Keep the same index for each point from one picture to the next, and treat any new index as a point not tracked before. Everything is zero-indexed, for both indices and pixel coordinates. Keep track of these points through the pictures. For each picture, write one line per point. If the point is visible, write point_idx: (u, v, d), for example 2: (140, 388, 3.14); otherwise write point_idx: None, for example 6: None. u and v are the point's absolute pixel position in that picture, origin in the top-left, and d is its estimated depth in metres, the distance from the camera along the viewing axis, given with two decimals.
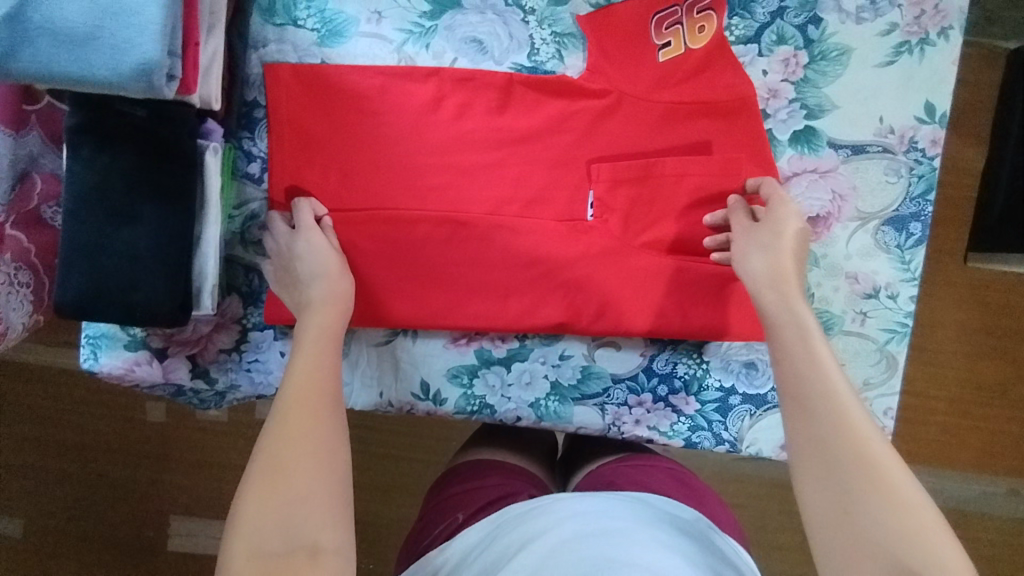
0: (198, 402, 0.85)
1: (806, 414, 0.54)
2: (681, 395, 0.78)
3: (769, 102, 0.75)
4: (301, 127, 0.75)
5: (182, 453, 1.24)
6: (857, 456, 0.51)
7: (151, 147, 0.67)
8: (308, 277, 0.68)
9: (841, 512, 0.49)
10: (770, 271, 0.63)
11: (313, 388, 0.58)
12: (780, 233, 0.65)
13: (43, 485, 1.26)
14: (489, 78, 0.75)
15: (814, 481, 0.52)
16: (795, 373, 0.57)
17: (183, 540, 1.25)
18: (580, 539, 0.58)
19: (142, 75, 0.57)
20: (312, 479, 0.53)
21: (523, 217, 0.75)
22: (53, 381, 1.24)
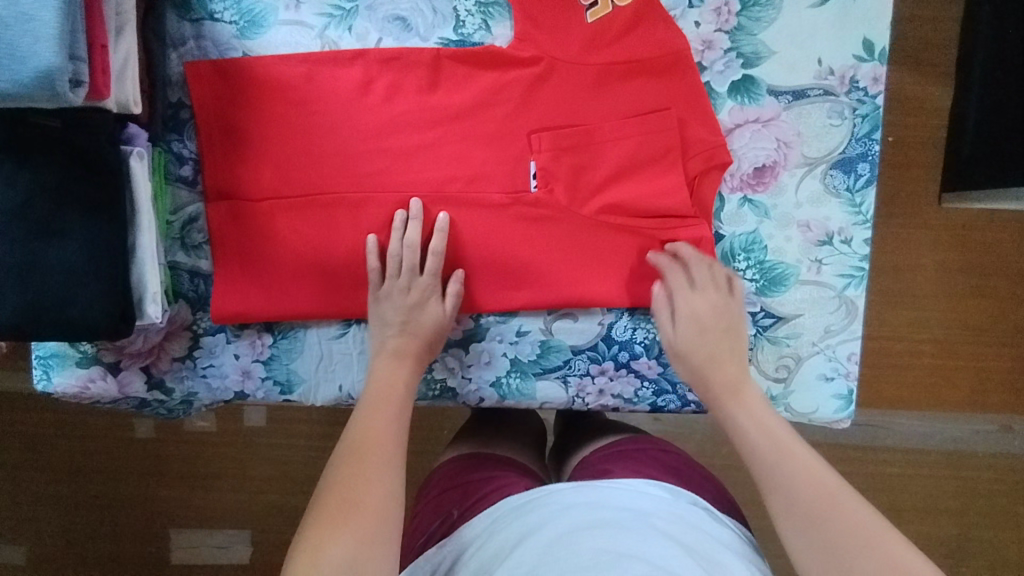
0: (166, 413, 0.84)
1: (766, 473, 0.60)
2: (642, 360, 0.77)
3: (704, 54, 0.73)
4: (230, 125, 0.73)
5: (172, 465, 1.23)
6: (819, 502, 0.55)
7: (71, 158, 0.65)
8: (412, 304, 0.72)
9: (826, 556, 0.53)
10: (707, 377, 0.69)
11: (375, 434, 0.63)
12: (713, 333, 0.70)
13: (39, 510, 1.25)
14: (416, 55, 0.73)
15: (795, 526, 0.55)
16: (749, 436, 0.63)
17: (186, 553, 1.25)
18: (572, 535, 0.58)
19: (44, 83, 0.55)
20: (374, 512, 0.56)
21: (467, 194, 0.74)
22: (38, 404, 1.23)
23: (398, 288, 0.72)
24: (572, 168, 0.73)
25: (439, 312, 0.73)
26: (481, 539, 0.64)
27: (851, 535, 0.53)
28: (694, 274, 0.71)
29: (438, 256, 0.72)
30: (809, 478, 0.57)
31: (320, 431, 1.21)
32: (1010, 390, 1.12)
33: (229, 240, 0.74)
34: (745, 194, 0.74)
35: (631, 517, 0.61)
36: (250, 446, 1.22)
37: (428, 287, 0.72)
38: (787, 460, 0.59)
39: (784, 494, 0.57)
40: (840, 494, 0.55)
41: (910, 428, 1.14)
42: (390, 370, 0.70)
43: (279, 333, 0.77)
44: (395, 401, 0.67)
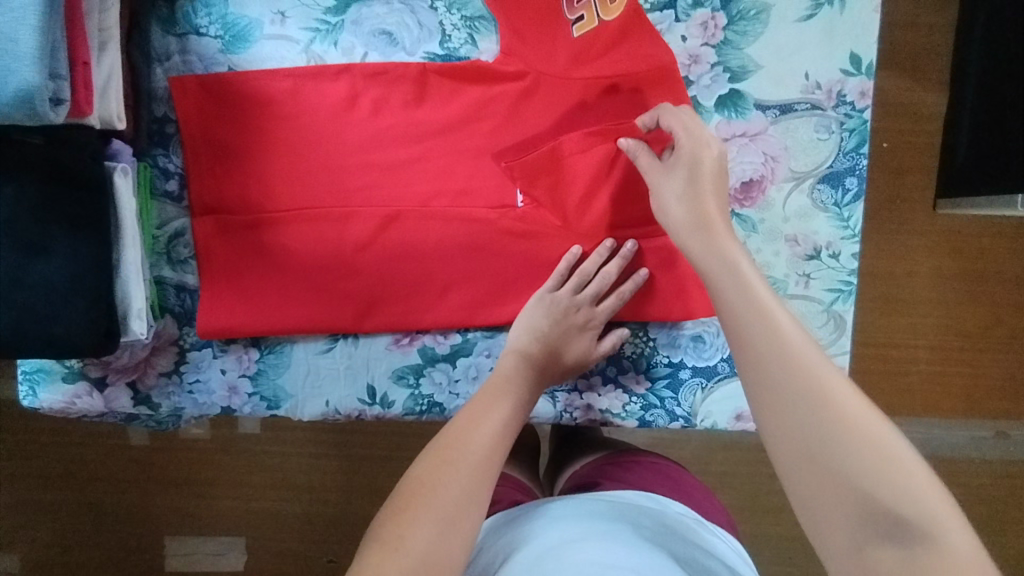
0: (155, 427, 0.84)
1: (741, 334, 0.51)
2: (630, 374, 0.76)
3: (691, 68, 0.73)
4: (215, 140, 0.73)
5: (167, 475, 1.23)
6: (823, 407, 0.45)
7: (54, 173, 0.64)
8: (574, 328, 0.71)
9: (812, 461, 0.44)
10: (702, 215, 0.60)
11: (471, 432, 0.58)
12: (716, 192, 0.62)
13: (33, 520, 1.25)
14: (402, 70, 0.72)
15: (777, 420, 0.47)
16: (724, 293, 0.54)
17: (181, 562, 1.24)
18: (560, 546, 0.57)
19: (23, 103, 0.55)
20: (454, 520, 0.50)
21: (454, 208, 0.74)
22: (32, 414, 1.23)
23: (566, 304, 0.70)
24: (559, 182, 0.73)
25: (583, 352, 0.72)
26: (474, 560, 0.63)
27: (833, 416, 0.44)
28: (684, 122, 0.65)
29: (621, 299, 0.72)
30: (787, 349, 0.48)
31: (314, 441, 1.21)
32: (1006, 397, 1.12)
33: (215, 255, 0.74)
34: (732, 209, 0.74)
35: (619, 526, 0.60)
36: (243, 455, 1.22)
37: (590, 319, 0.71)
38: (765, 319, 0.50)
39: (759, 362, 0.49)
40: (827, 375, 0.46)
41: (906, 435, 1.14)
42: (509, 373, 0.66)
43: (265, 348, 0.76)
44: (500, 408, 0.62)
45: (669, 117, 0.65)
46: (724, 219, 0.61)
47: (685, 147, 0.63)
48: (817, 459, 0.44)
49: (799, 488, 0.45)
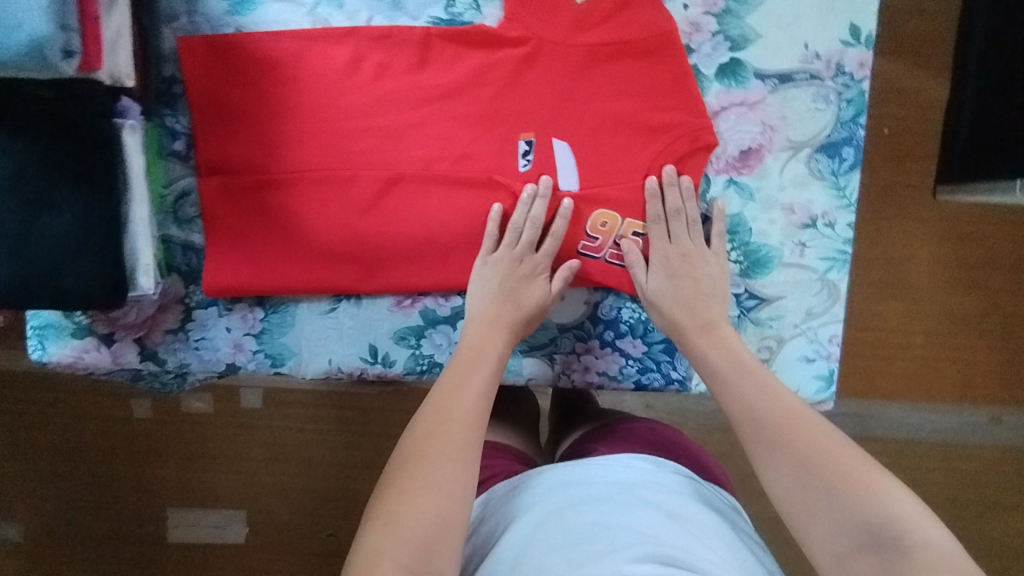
0: (161, 385, 0.86)
1: (736, 394, 0.64)
2: (627, 338, 0.77)
3: (692, 36, 0.73)
4: (221, 100, 0.73)
5: (170, 445, 1.25)
6: (806, 439, 0.56)
7: (65, 128, 0.66)
8: (529, 279, 0.73)
9: (802, 477, 0.54)
10: (678, 322, 0.71)
11: (455, 398, 0.62)
12: (694, 280, 0.72)
13: (36, 489, 1.27)
14: (406, 34, 0.73)
15: (768, 449, 0.57)
16: (726, 376, 0.66)
17: (184, 532, 1.27)
18: (562, 511, 0.59)
19: (36, 50, 0.56)
20: (445, 484, 0.54)
21: (456, 173, 0.74)
22: (36, 385, 1.24)
23: (511, 258, 0.73)
24: (559, 148, 0.74)
25: (546, 293, 0.74)
26: (483, 521, 0.66)
27: (819, 448, 0.55)
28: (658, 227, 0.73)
29: (557, 238, 0.74)
30: (787, 412, 0.59)
31: (316, 415, 1.23)
32: (1000, 382, 1.13)
33: (218, 214, 0.74)
34: (730, 176, 0.74)
35: (618, 491, 0.62)
36: (246, 426, 1.24)
37: (537, 266, 0.74)
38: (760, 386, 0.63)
39: (752, 411, 0.61)
40: (811, 420, 0.58)
41: (901, 418, 1.16)
42: (481, 340, 0.69)
43: (269, 308, 0.78)
44: (480, 371, 0.66)
45: (671, 192, 0.72)
46: (720, 318, 0.71)
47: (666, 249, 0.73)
48: (806, 473, 0.54)
49: (794, 503, 0.54)
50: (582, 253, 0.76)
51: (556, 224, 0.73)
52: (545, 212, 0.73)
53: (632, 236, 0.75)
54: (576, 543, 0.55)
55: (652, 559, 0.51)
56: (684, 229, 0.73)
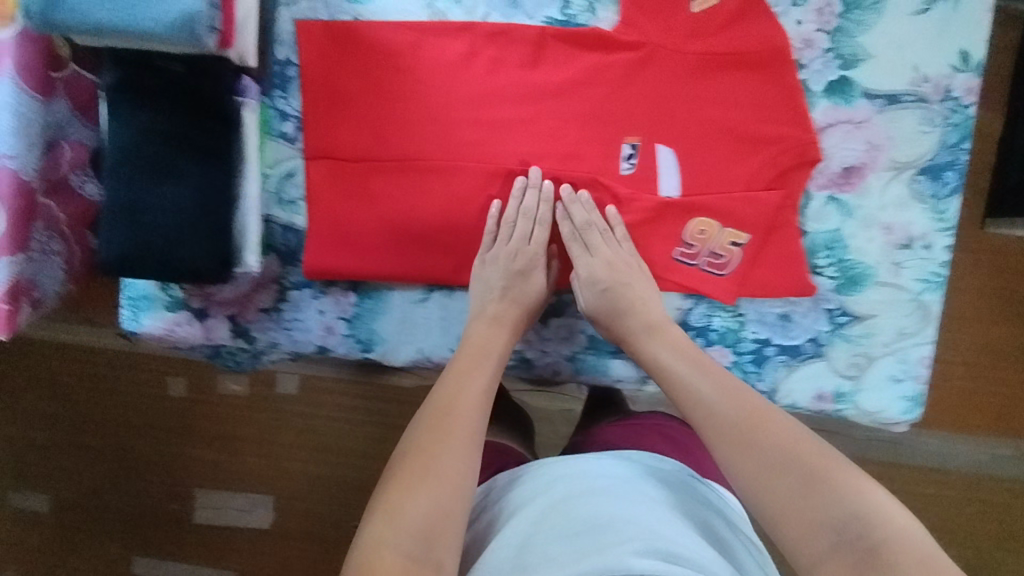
0: (232, 364, 0.87)
1: (698, 396, 0.64)
2: (717, 347, 0.78)
3: (804, 52, 0.73)
4: (335, 85, 0.75)
5: (204, 426, 1.25)
6: (781, 443, 0.58)
7: (193, 104, 0.68)
8: (524, 269, 0.75)
9: (780, 480, 0.56)
10: (625, 331, 0.73)
11: (456, 399, 0.65)
12: (626, 284, 0.73)
13: (68, 460, 1.27)
14: (522, 32, 0.74)
15: (739, 455, 0.59)
16: (683, 376, 0.67)
17: (208, 514, 1.26)
18: (563, 502, 0.61)
19: (187, 25, 0.56)
20: (445, 480, 0.58)
21: (561, 171, 0.75)
22: (76, 358, 1.25)
23: (505, 252, 0.75)
24: (666, 154, 0.74)
25: (542, 284, 0.77)
26: (486, 510, 0.67)
27: (795, 453, 0.57)
28: (592, 237, 0.74)
29: (545, 227, 0.76)
30: (756, 413, 0.61)
31: (353, 404, 1.23)
32: None
33: (325, 197, 0.76)
34: (832, 193, 0.75)
35: (618, 484, 0.62)
36: (281, 412, 1.24)
37: (532, 256, 0.76)
38: (725, 387, 0.64)
39: (717, 413, 0.62)
40: (783, 423, 0.60)
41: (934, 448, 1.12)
42: (486, 336, 0.72)
43: (363, 293, 0.79)
44: (483, 370, 0.69)
45: (576, 206, 0.75)
46: (671, 324, 0.73)
47: (602, 254, 0.74)
48: (782, 475, 0.56)
49: (772, 507, 0.56)
50: (677, 258, 0.77)
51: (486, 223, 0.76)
52: (536, 202, 0.75)
53: (730, 246, 0.75)
54: (578, 534, 0.56)
55: (657, 555, 0.52)
56: (598, 237, 0.75)
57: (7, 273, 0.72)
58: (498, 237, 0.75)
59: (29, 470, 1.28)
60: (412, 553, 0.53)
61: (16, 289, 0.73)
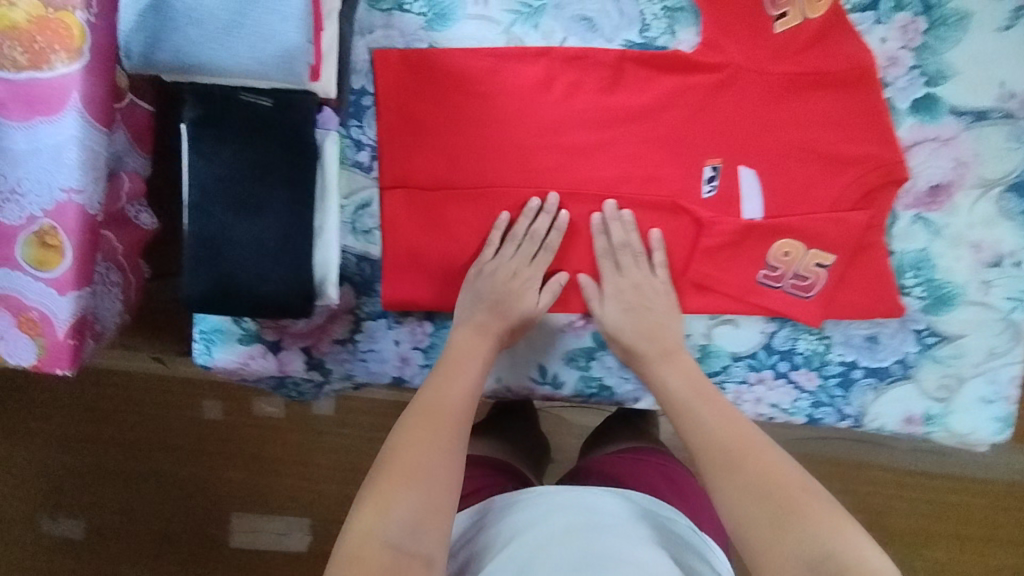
0: (297, 394, 0.88)
1: (693, 415, 0.64)
2: (802, 370, 0.77)
3: (888, 70, 0.72)
4: (411, 114, 0.74)
5: (240, 448, 1.18)
6: (770, 472, 0.56)
7: (278, 137, 0.67)
8: (523, 287, 0.73)
9: (764, 505, 0.54)
10: (638, 351, 0.71)
11: (446, 398, 0.62)
12: (648, 307, 0.73)
13: (97, 488, 1.19)
14: (601, 56, 0.73)
15: (728, 476, 0.57)
16: (687, 401, 0.65)
17: (247, 538, 1.19)
18: (562, 536, 0.59)
19: (286, 62, 0.56)
20: (428, 482, 0.55)
21: (641, 196, 0.74)
22: (105, 380, 1.17)
23: (505, 268, 0.73)
24: (749, 176, 0.73)
25: (536, 303, 0.73)
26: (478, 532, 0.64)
27: (783, 482, 0.55)
28: (626, 257, 0.73)
29: (551, 249, 0.74)
30: (748, 441, 0.59)
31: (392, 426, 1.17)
32: None
33: (400, 226, 0.75)
34: (919, 212, 0.74)
35: (614, 522, 0.61)
36: (318, 434, 1.17)
37: (532, 276, 0.73)
38: (724, 413, 0.63)
39: (713, 433, 0.61)
40: (776, 454, 0.58)
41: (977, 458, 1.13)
42: (466, 343, 0.69)
43: (440, 323, 0.78)
44: (467, 372, 0.66)
45: (616, 224, 0.73)
46: (678, 348, 0.72)
47: (627, 275, 0.73)
48: (767, 499, 0.54)
49: (752, 532, 0.53)
50: (761, 282, 0.74)
51: (491, 234, 0.74)
52: (547, 227, 0.73)
53: (816, 267, 0.73)
54: (576, 569, 0.54)
55: None
56: (632, 261, 0.73)
57: (72, 309, 0.67)
58: (505, 254, 0.73)
59: (55, 499, 1.19)
60: (399, 546, 0.51)
61: (79, 324, 0.68)
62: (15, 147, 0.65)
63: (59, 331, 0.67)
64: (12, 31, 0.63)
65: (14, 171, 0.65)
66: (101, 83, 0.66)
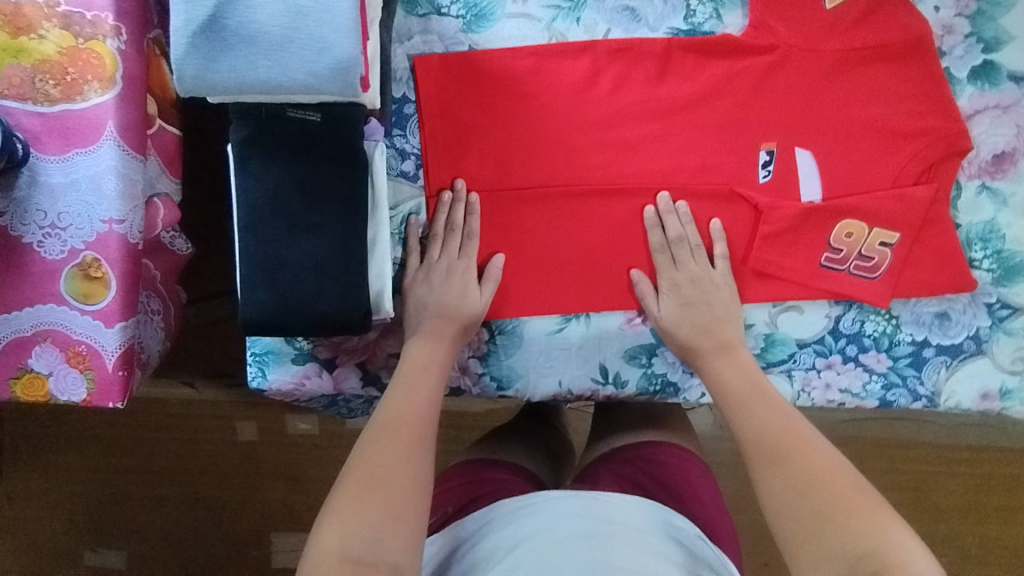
0: (347, 411, 0.88)
1: (744, 411, 0.63)
2: (871, 353, 0.74)
3: (944, 38, 0.72)
4: (454, 118, 0.72)
5: (275, 466, 1.13)
6: (815, 470, 0.54)
7: (328, 151, 0.65)
8: (455, 283, 0.69)
9: (801, 505, 0.52)
10: (694, 345, 0.69)
11: (409, 405, 0.60)
12: (707, 302, 0.70)
13: (130, 518, 1.13)
14: (648, 46, 0.72)
15: (772, 473, 0.56)
16: (739, 396, 0.64)
17: (289, 557, 1.13)
18: (570, 543, 0.54)
19: (340, 74, 0.55)
20: (394, 498, 0.52)
21: (695, 185, 0.72)
22: (133, 408, 1.12)
23: (438, 267, 0.70)
24: (805, 157, 0.72)
25: (481, 299, 0.70)
26: (471, 545, 0.59)
27: (826, 480, 0.53)
28: (683, 251, 0.71)
29: (470, 236, 0.71)
30: (800, 441, 0.57)
31: None
32: None
33: None
34: (983, 181, 0.73)
35: (626, 532, 0.56)
36: (354, 449, 1.13)
37: (466, 270, 0.70)
38: (775, 413, 0.61)
39: (761, 432, 0.60)
40: (824, 453, 0.56)
41: None
42: (426, 353, 0.66)
43: (496, 330, 0.74)
44: (430, 382, 0.63)
45: (672, 217, 0.71)
46: (739, 343, 0.69)
47: (683, 270, 0.70)
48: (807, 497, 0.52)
49: (789, 530, 0.52)
50: (825, 265, 0.72)
51: (411, 238, 0.72)
52: (463, 215, 0.71)
53: (880, 247, 0.71)
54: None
55: None
56: (689, 254, 0.71)
57: (123, 338, 0.62)
58: (434, 250, 0.71)
59: (87, 534, 1.12)
60: (360, 559, 0.49)
61: (130, 353, 0.63)
62: (52, 180, 0.61)
63: (109, 363, 0.62)
64: (42, 64, 0.62)
65: (51, 204, 0.61)
66: (133, 107, 0.62)
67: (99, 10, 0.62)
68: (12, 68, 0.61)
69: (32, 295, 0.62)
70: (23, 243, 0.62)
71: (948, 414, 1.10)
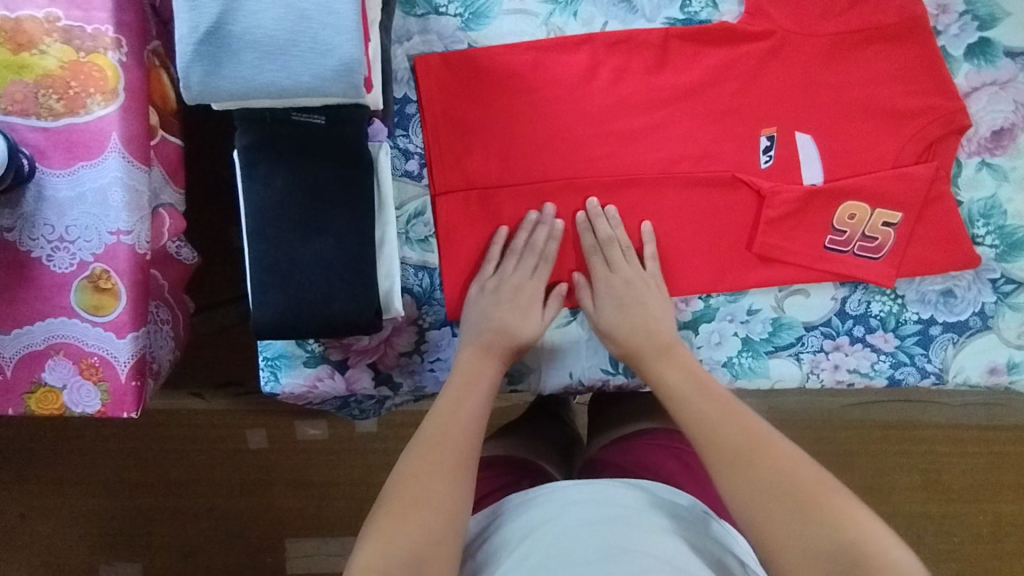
0: (359, 412, 0.88)
1: (692, 412, 0.60)
2: (878, 333, 0.74)
3: (939, 18, 0.73)
4: (456, 115, 0.73)
5: (287, 472, 1.13)
6: (777, 464, 0.52)
7: (333, 152, 0.66)
8: (523, 304, 0.70)
9: (770, 502, 0.50)
10: (635, 347, 0.68)
11: (458, 420, 0.59)
12: (640, 301, 0.70)
13: (145, 530, 1.13)
14: (645, 37, 0.73)
15: (733, 473, 0.53)
16: (683, 394, 0.62)
17: (305, 562, 1.14)
18: (581, 530, 0.54)
19: (344, 75, 0.55)
20: (440, 508, 0.52)
21: (697, 173, 0.73)
22: (144, 420, 1.12)
23: (509, 283, 0.70)
24: (805, 141, 0.73)
25: (541, 322, 0.71)
26: (485, 538, 0.59)
27: (789, 474, 0.51)
28: (618, 253, 0.71)
29: (546, 259, 0.72)
30: (751, 433, 0.55)
31: None
32: None
33: (456, 231, 0.74)
34: (983, 158, 0.73)
35: (631, 513, 0.57)
36: (366, 451, 1.13)
37: (536, 292, 0.71)
38: (724, 407, 0.59)
39: (714, 429, 0.57)
40: (781, 443, 0.55)
41: None
42: (472, 364, 0.66)
43: None
44: (474, 391, 0.63)
45: (601, 221, 0.72)
46: (676, 339, 0.69)
47: (618, 272, 0.70)
48: (777, 493, 0.51)
49: (764, 530, 0.50)
50: (829, 247, 0.73)
51: (490, 249, 0.73)
52: (547, 237, 0.72)
53: (883, 227, 0.72)
54: (592, 563, 0.50)
55: None
56: (621, 256, 0.71)
57: (134, 347, 0.63)
58: (507, 265, 0.71)
59: (103, 547, 1.13)
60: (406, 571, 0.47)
61: (141, 363, 0.64)
62: (59, 194, 0.62)
63: (122, 374, 0.63)
64: (44, 79, 0.62)
65: (58, 218, 0.62)
66: (135, 118, 0.63)
67: (98, 23, 0.62)
68: (15, 85, 0.62)
69: (45, 309, 0.62)
70: (33, 258, 0.62)
71: (955, 394, 1.11)
